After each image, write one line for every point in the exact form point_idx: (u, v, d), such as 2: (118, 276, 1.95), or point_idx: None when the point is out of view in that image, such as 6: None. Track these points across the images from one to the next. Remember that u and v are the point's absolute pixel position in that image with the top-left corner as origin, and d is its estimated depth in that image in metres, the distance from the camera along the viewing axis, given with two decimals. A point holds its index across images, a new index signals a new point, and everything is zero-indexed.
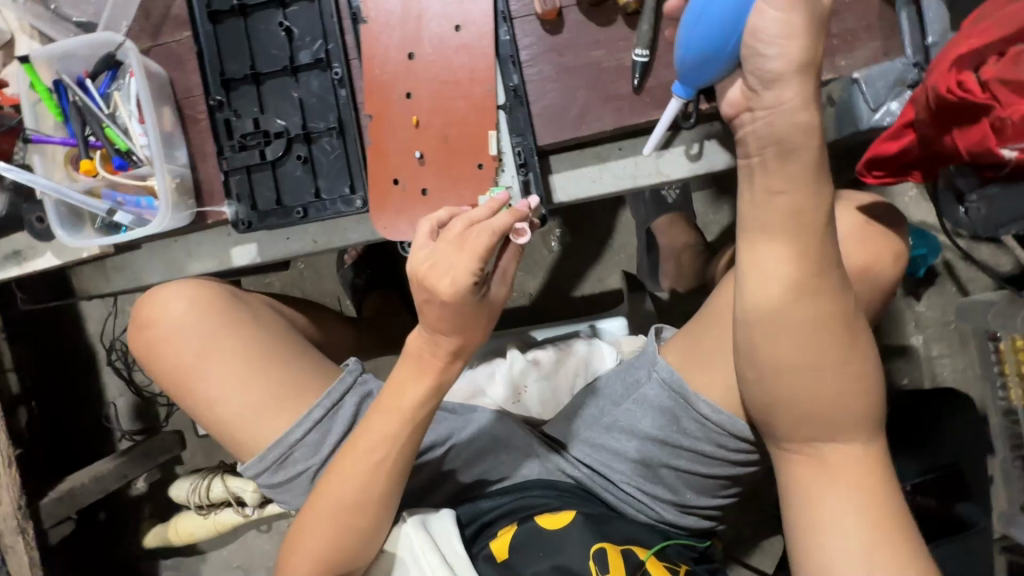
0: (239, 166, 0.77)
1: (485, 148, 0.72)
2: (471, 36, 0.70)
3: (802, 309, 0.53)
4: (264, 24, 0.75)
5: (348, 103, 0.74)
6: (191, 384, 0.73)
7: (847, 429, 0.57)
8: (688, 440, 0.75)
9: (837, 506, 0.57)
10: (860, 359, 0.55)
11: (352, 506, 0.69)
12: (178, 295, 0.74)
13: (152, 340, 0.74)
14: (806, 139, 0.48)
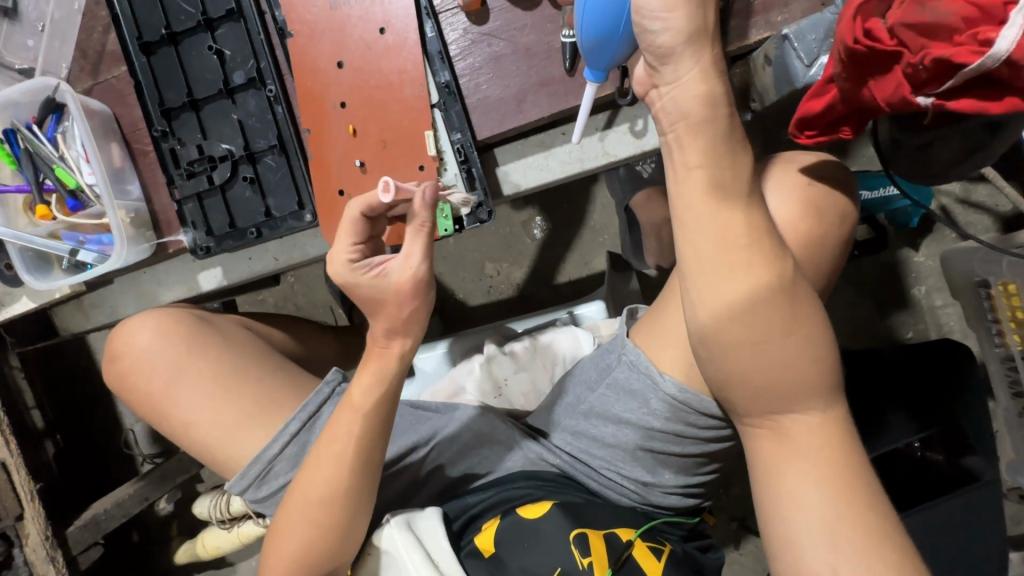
0: (191, 193, 0.77)
1: (424, 149, 0.71)
2: (396, 38, 0.69)
3: (738, 283, 0.52)
4: (195, 50, 0.75)
5: (286, 120, 0.74)
6: (167, 410, 0.75)
7: (803, 400, 0.56)
8: (658, 420, 0.74)
9: (801, 479, 0.56)
10: (809, 328, 0.54)
11: (324, 510, 0.66)
12: (143, 325, 0.76)
13: (125, 372, 0.76)
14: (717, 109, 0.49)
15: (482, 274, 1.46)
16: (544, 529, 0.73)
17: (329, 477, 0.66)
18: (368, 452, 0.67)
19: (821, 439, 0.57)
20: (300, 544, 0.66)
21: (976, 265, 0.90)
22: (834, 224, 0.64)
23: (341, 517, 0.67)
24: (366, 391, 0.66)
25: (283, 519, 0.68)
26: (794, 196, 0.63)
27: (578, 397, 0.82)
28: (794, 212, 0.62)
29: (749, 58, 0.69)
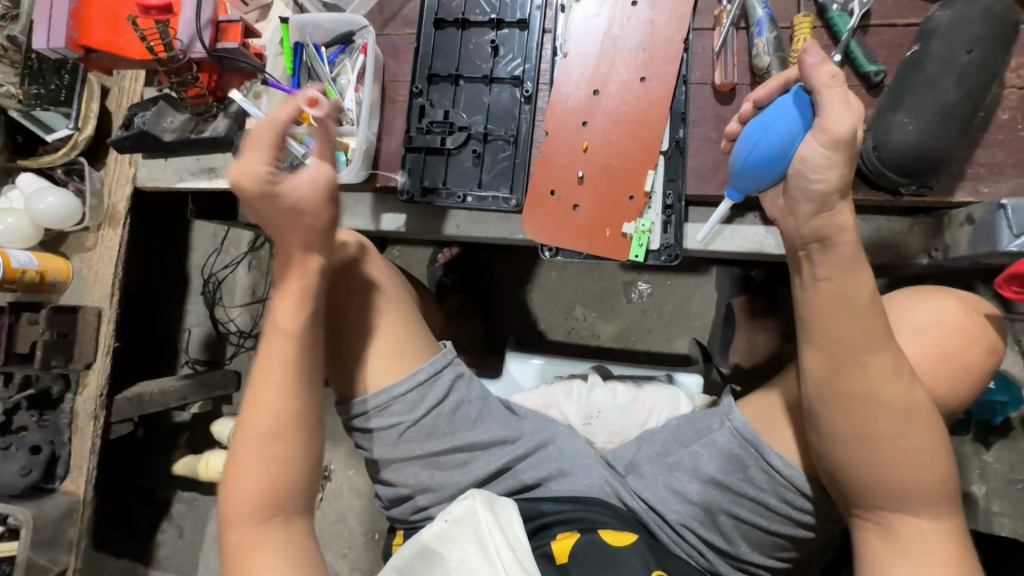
0: (420, 146, 0.88)
1: (640, 183, 0.80)
2: (652, 89, 0.81)
3: (886, 378, 0.58)
4: (476, 39, 0.88)
5: (529, 118, 0.85)
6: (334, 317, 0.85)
7: (918, 501, 0.60)
8: (752, 487, 0.77)
9: (906, 574, 0.59)
10: (931, 432, 0.59)
11: (267, 445, 0.63)
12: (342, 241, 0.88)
13: (314, 271, 0.87)
14: None
15: (569, 314, 1.52)
16: (622, 558, 0.75)
17: (279, 397, 0.64)
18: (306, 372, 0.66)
19: (935, 542, 0.60)
20: (255, 482, 0.61)
21: None
22: (988, 356, 0.67)
23: (287, 448, 0.63)
24: (280, 319, 0.66)
25: (236, 458, 0.63)
26: (953, 314, 0.67)
27: (669, 448, 0.86)
28: (962, 335, 0.67)
29: (945, 214, 0.77)
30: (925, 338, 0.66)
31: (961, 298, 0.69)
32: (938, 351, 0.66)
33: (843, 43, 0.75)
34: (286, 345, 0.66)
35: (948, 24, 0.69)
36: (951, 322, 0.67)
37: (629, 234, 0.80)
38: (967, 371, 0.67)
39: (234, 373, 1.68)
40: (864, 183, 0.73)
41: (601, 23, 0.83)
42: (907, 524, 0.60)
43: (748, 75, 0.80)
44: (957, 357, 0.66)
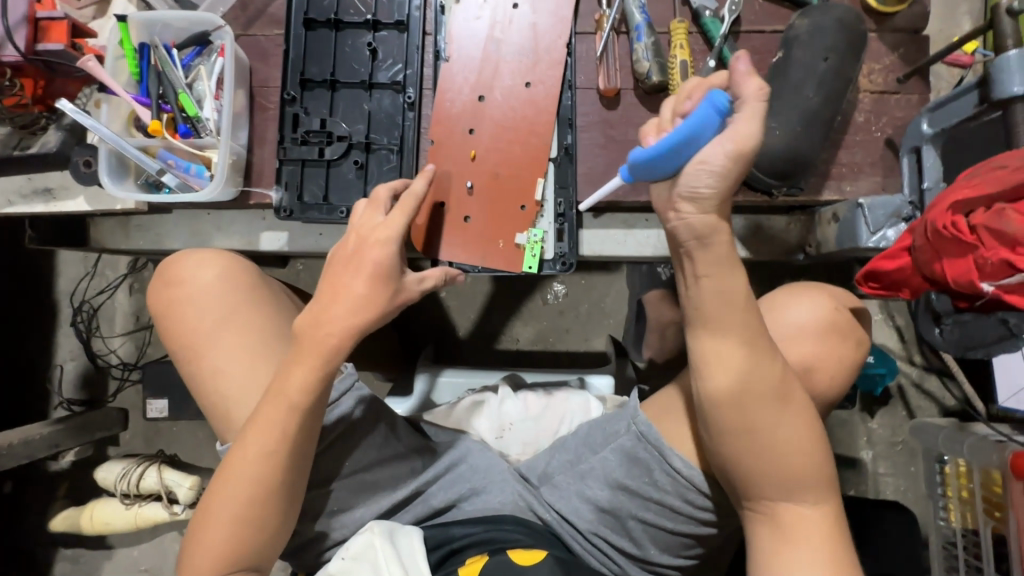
0: (296, 158, 0.80)
1: (530, 192, 0.78)
2: (537, 95, 0.79)
3: (762, 370, 0.60)
4: (352, 41, 0.82)
5: (413, 125, 0.80)
6: (204, 352, 0.73)
7: (799, 490, 0.62)
8: (657, 491, 0.77)
9: (794, 561, 0.61)
10: (805, 417, 0.62)
11: (245, 503, 0.63)
12: (212, 264, 0.77)
13: (178, 297, 0.75)
14: None
15: (487, 320, 1.50)
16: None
17: (267, 460, 0.64)
18: (299, 440, 0.65)
19: (816, 527, 0.62)
20: (232, 538, 0.63)
21: (940, 441, 1.02)
22: (855, 348, 0.71)
23: (264, 509, 0.64)
24: (294, 378, 0.64)
25: (209, 510, 0.64)
26: (820, 309, 0.71)
27: (580, 455, 0.84)
28: (829, 327, 0.71)
29: (816, 212, 0.81)
30: (796, 333, 0.70)
31: (826, 294, 0.74)
32: (808, 344, 0.70)
33: (716, 50, 0.77)
34: (295, 409, 0.64)
35: (806, 33, 0.72)
36: (820, 317, 0.71)
37: (522, 245, 0.77)
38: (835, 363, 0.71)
39: (120, 411, 1.50)
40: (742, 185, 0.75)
41: (483, 26, 0.80)
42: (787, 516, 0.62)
43: (631, 80, 0.80)
44: (829, 348, 0.70)
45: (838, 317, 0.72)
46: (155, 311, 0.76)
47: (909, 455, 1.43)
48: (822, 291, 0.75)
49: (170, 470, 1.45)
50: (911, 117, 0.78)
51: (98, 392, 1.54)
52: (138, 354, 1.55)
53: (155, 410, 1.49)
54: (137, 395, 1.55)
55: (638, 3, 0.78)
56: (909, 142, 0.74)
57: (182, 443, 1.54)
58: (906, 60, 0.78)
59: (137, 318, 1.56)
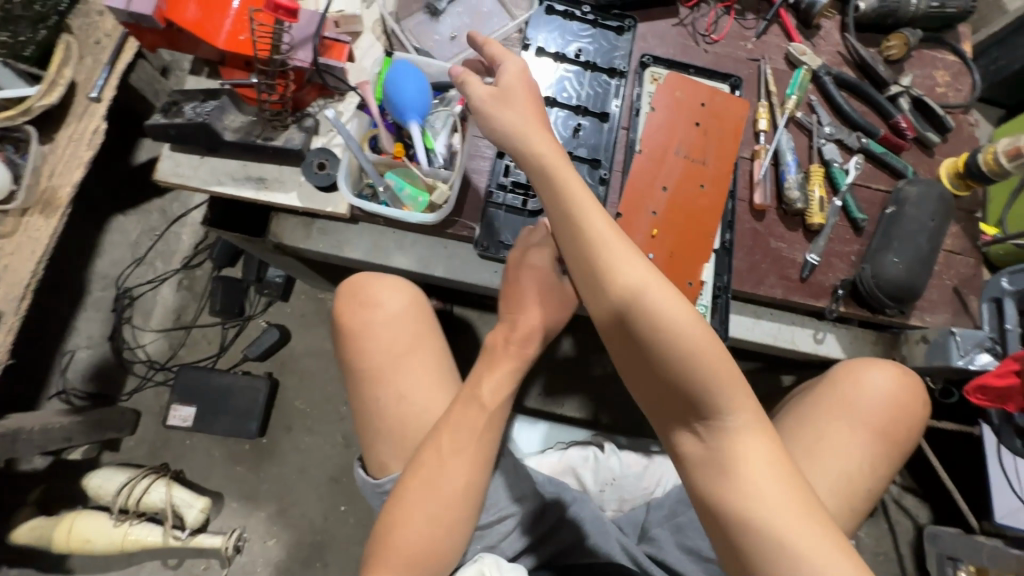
0: (500, 202, 0.90)
1: (697, 272, 0.92)
2: (710, 195, 0.95)
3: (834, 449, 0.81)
4: (560, 118, 0.97)
5: (603, 198, 0.94)
6: (387, 373, 0.83)
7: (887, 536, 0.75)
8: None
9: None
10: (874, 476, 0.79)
11: (438, 499, 0.71)
12: (402, 291, 0.87)
13: (370, 320, 0.85)
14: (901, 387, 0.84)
15: None
16: None
17: (460, 467, 0.73)
18: (480, 450, 0.74)
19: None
20: (425, 542, 0.70)
21: (953, 547, 1.19)
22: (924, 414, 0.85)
23: (454, 515, 0.72)
24: (483, 391, 0.78)
25: (401, 517, 0.71)
26: (889, 377, 0.84)
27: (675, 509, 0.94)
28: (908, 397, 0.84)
29: (900, 332, 1.00)
30: (875, 398, 0.83)
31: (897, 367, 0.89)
32: (880, 407, 0.83)
33: (843, 194, 0.99)
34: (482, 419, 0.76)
35: (915, 197, 0.95)
36: (891, 383, 0.84)
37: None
38: (907, 427, 0.84)
39: (134, 413, 1.38)
40: (861, 300, 0.94)
41: (670, 133, 0.98)
42: (760, 525, 0.57)
43: (776, 201, 0.99)
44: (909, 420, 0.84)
45: (908, 382, 0.84)
46: (346, 331, 0.85)
47: (889, 565, 1.64)
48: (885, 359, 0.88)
49: (180, 488, 1.32)
50: (971, 273, 1.02)
51: (111, 388, 1.41)
52: (168, 354, 1.45)
53: (178, 417, 1.38)
54: (155, 398, 1.42)
55: (790, 146, 1.00)
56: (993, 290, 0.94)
57: (191, 460, 1.41)
58: (967, 230, 1.04)
59: (176, 316, 1.48)
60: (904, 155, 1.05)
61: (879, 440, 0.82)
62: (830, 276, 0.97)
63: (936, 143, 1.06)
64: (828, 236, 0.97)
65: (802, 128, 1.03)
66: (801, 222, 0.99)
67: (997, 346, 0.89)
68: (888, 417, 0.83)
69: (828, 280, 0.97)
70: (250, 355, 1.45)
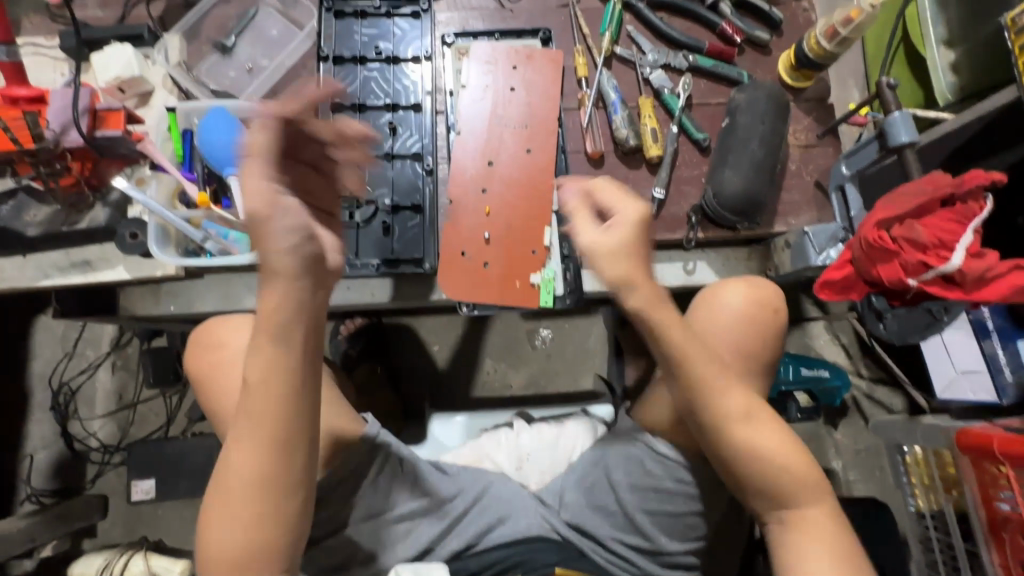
0: (328, 222, 0.90)
1: (540, 238, 0.91)
2: (538, 157, 0.93)
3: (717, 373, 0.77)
4: (372, 120, 0.95)
5: (432, 189, 0.93)
6: (245, 409, 0.80)
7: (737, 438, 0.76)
8: (654, 478, 0.88)
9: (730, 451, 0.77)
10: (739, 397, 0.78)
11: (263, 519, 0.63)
12: (248, 327, 0.84)
13: (220, 361, 0.82)
14: (755, 308, 0.84)
15: (481, 369, 1.57)
16: None
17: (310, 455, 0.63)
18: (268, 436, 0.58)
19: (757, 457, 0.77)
20: (239, 545, 0.59)
21: (897, 434, 1.18)
22: (774, 315, 0.84)
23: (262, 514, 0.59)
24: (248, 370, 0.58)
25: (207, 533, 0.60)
26: (741, 293, 0.85)
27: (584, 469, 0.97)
28: (758, 306, 0.84)
29: (771, 242, 0.97)
30: (729, 317, 0.84)
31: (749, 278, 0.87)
32: (734, 328, 0.83)
33: (678, 119, 0.96)
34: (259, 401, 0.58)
35: (745, 103, 0.92)
36: (746, 302, 0.84)
37: (537, 284, 0.89)
38: (761, 342, 0.84)
39: (100, 497, 1.43)
40: (713, 222, 0.92)
41: (486, 105, 0.95)
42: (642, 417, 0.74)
43: (612, 144, 0.97)
44: (762, 329, 0.84)
45: (760, 298, 0.85)
46: (200, 378, 0.83)
47: (873, 460, 1.63)
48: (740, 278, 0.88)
49: (158, 556, 1.37)
50: (830, 164, 0.98)
51: (74, 479, 1.46)
52: (120, 435, 1.49)
53: (140, 491, 1.42)
54: (119, 479, 1.47)
55: (612, 85, 0.97)
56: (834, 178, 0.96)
57: (167, 526, 1.46)
58: (820, 121, 1.00)
59: (119, 396, 1.52)
60: (739, 61, 1.01)
61: (736, 353, 0.83)
62: (682, 206, 0.95)
63: (769, 40, 1.01)
64: (670, 166, 0.95)
65: (626, 63, 1.00)
66: (642, 159, 0.96)
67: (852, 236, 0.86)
68: (740, 328, 0.83)
69: (679, 211, 0.95)
70: (194, 416, 1.49)
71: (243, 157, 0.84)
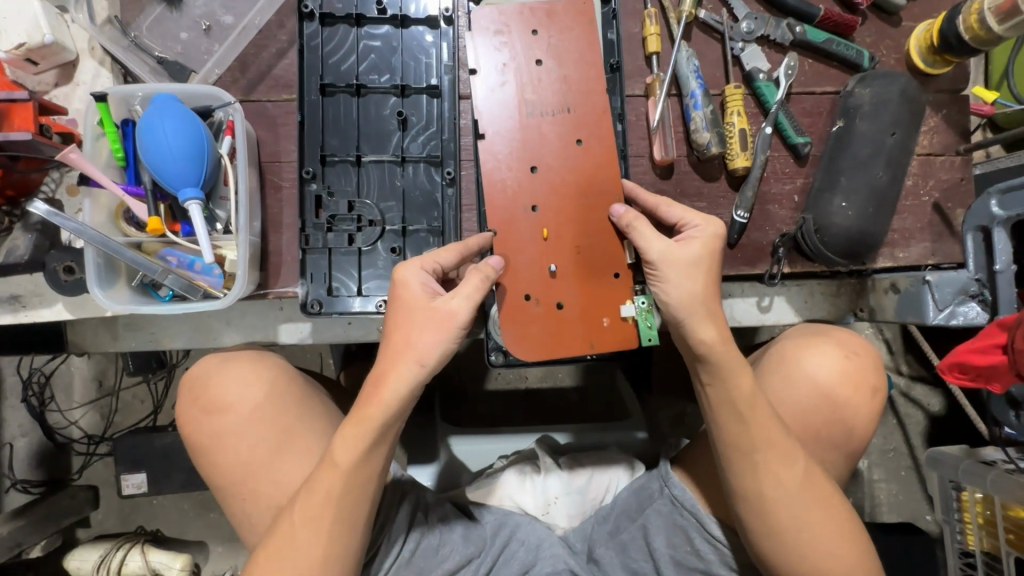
0: (321, 246, 0.71)
1: (622, 256, 0.72)
2: (592, 163, 0.72)
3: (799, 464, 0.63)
4: (376, 108, 0.72)
5: (454, 203, 0.72)
6: (259, 487, 0.62)
7: (823, 537, 0.63)
8: (702, 560, 0.76)
9: (809, 540, 0.63)
10: (822, 485, 0.64)
11: None
12: (253, 379, 0.65)
13: (219, 431, 0.63)
14: (855, 372, 0.70)
15: None
16: None
17: (348, 537, 0.60)
18: (341, 516, 0.59)
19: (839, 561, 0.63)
20: None
21: (958, 472, 1.04)
22: (872, 392, 0.70)
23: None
24: (335, 449, 0.58)
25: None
26: (834, 356, 0.70)
27: (619, 526, 0.83)
28: (853, 374, 0.70)
29: (869, 277, 0.79)
30: (810, 391, 0.69)
31: (841, 337, 0.72)
32: (810, 410, 0.69)
33: (773, 115, 0.73)
34: (340, 482, 0.58)
35: (870, 104, 0.70)
36: (836, 375, 0.69)
37: (631, 317, 0.71)
38: (846, 431, 0.69)
39: (89, 490, 1.34)
40: (806, 258, 0.73)
41: (508, 91, 0.72)
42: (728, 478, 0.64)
43: (685, 148, 0.76)
44: (857, 401, 0.69)
45: (854, 369, 0.70)
46: (192, 448, 0.64)
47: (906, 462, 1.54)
48: (830, 339, 0.72)
49: (156, 551, 1.30)
50: (957, 178, 0.77)
51: (60, 469, 1.37)
52: (104, 425, 1.38)
53: (131, 485, 1.31)
54: (107, 469, 1.38)
55: (693, 67, 0.73)
56: (974, 219, 0.70)
57: (165, 517, 1.39)
58: (951, 119, 0.78)
59: (99, 382, 1.39)
60: (857, 34, 0.77)
61: (826, 425, 0.69)
62: (765, 233, 0.76)
63: (900, 5, 0.76)
64: (758, 181, 0.74)
65: (709, 34, 0.76)
66: (720, 168, 0.76)
67: (985, 292, 0.69)
68: (834, 396, 0.69)
69: (763, 239, 0.75)
70: None
71: (203, 171, 0.62)
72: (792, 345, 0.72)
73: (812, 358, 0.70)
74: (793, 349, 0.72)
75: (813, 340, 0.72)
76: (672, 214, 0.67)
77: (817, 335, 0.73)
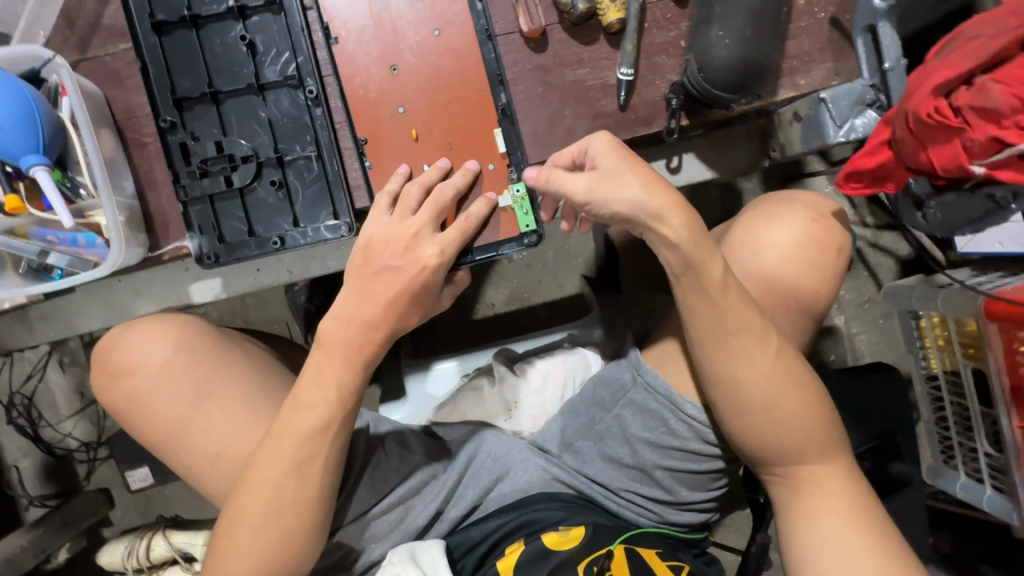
0: (200, 195, 0.69)
1: (496, 147, 0.70)
2: (455, 52, 0.69)
3: (762, 333, 0.62)
4: (219, 37, 0.68)
5: (325, 122, 0.68)
6: (192, 437, 0.64)
7: (793, 408, 0.63)
8: (679, 439, 0.78)
9: (785, 413, 0.62)
10: (789, 358, 0.63)
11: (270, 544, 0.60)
12: (159, 338, 0.65)
13: (138, 392, 0.64)
14: (819, 233, 0.69)
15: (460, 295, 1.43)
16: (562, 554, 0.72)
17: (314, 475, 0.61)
18: (299, 456, 0.60)
19: (812, 432, 0.63)
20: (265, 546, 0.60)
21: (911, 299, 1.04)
22: (835, 255, 0.69)
23: (286, 526, 0.60)
24: (298, 393, 0.61)
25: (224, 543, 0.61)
26: (796, 223, 0.69)
27: (591, 418, 0.82)
28: (816, 242, 0.69)
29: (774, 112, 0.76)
30: (773, 258, 0.68)
31: (806, 204, 0.71)
32: (774, 276, 0.68)
33: None
34: (299, 419, 0.61)
35: None
36: (799, 240, 0.68)
37: (508, 207, 0.69)
38: (812, 289, 0.68)
39: (102, 492, 1.39)
40: (697, 100, 0.69)
41: None
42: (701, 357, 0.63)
43: (554, 13, 0.70)
44: (823, 263, 0.68)
45: (816, 233, 0.69)
46: (117, 413, 0.65)
47: None
48: (799, 205, 0.71)
49: (178, 533, 1.34)
50: None
51: (68, 480, 1.42)
52: (98, 430, 1.42)
53: (138, 479, 1.36)
54: (114, 470, 1.44)
55: None
56: (862, 19, 0.66)
57: (180, 501, 1.45)
58: None
59: (81, 393, 1.42)
60: None
61: (791, 292, 0.68)
62: (656, 87, 0.72)
63: None
64: (637, 32, 0.70)
65: None
66: (598, 28, 0.71)
67: (881, 96, 0.68)
68: (800, 265, 0.68)
69: (653, 95, 0.72)
70: None
71: (41, 135, 0.59)
72: (760, 215, 0.72)
73: (778, 223, 0.70)
74: (757, 219, 0.71)
75: (775, 205, 0.72)
76: (564, 154, 0.65)
77: (776, 204, 0.72)
